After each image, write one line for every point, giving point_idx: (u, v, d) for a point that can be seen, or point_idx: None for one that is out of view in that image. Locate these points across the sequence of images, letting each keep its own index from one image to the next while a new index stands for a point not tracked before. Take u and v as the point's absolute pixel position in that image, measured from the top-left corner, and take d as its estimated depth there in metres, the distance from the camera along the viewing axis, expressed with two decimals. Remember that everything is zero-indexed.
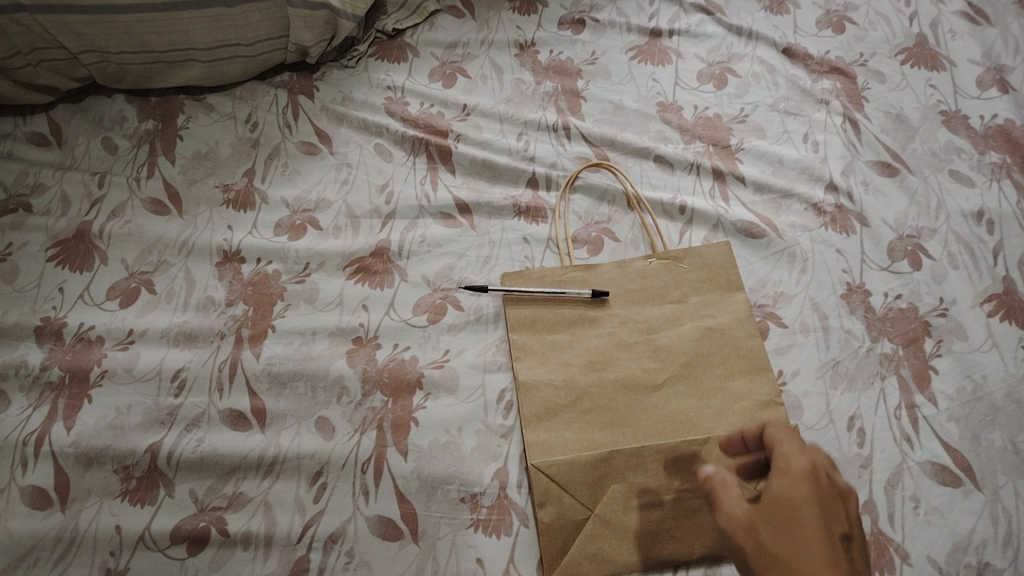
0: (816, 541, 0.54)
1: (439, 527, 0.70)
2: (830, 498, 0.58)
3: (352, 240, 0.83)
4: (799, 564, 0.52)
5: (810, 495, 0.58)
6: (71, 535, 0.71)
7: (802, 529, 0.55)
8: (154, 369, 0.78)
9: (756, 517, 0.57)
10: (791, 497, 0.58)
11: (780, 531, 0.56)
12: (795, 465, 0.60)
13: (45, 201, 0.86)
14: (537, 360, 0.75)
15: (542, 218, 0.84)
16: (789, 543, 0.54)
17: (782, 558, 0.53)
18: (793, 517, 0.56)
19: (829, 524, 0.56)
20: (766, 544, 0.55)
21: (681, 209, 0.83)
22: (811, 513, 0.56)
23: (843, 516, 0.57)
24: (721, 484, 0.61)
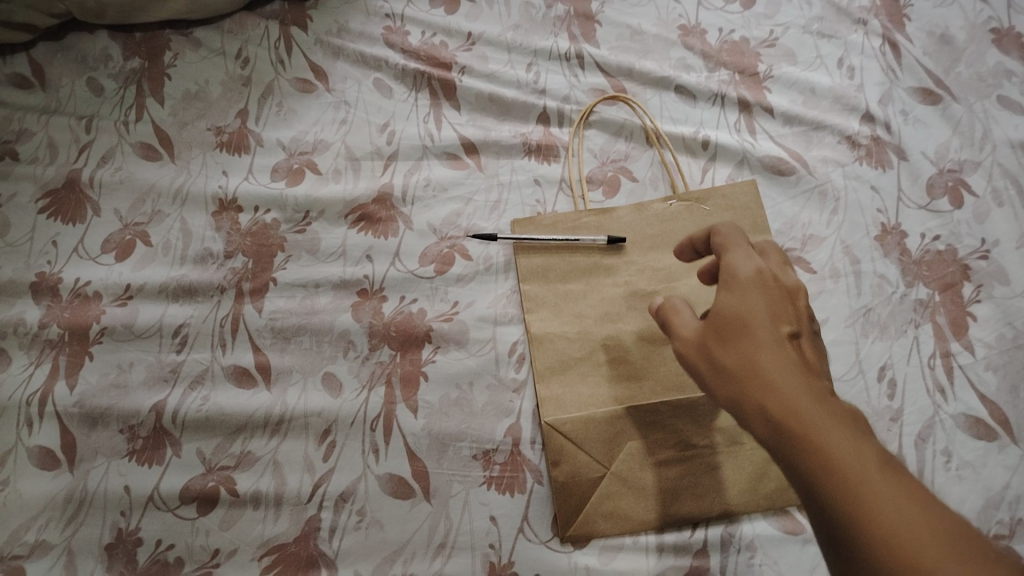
0: (771, 351, 0.51)
1: (452, 485, 0.68)
2: (777, 300, 0.55)
3: (353, 185, 0.78)
4: (758, 379, 0.49)
5: (759, 300, 0.54)
6: (80, 496, 0.70)
7: (754, 338, 0.52)
8: (155, 324, 0.75)
9: (708, 333, 0.54)
10: (739, 306, 0.54)
11: (732, 347, 0.52)
12: (741, 273, 0.56)
13: (31, 148, 0.81)
14: (550, 311, 0.72)
15: (554, 157, 0.79)
16: (744, 358, 0.51)
17: (740, 378, 0.50)
18: (745, 328, 0.53)
19: (779, 326, 0.53)
20: (720, 361, 0.52)
21: (704, 145, 0.78)
22: (760, 320, 0.53)
23: (789, 314, 0.54)
24: (674, 307, 0.58)
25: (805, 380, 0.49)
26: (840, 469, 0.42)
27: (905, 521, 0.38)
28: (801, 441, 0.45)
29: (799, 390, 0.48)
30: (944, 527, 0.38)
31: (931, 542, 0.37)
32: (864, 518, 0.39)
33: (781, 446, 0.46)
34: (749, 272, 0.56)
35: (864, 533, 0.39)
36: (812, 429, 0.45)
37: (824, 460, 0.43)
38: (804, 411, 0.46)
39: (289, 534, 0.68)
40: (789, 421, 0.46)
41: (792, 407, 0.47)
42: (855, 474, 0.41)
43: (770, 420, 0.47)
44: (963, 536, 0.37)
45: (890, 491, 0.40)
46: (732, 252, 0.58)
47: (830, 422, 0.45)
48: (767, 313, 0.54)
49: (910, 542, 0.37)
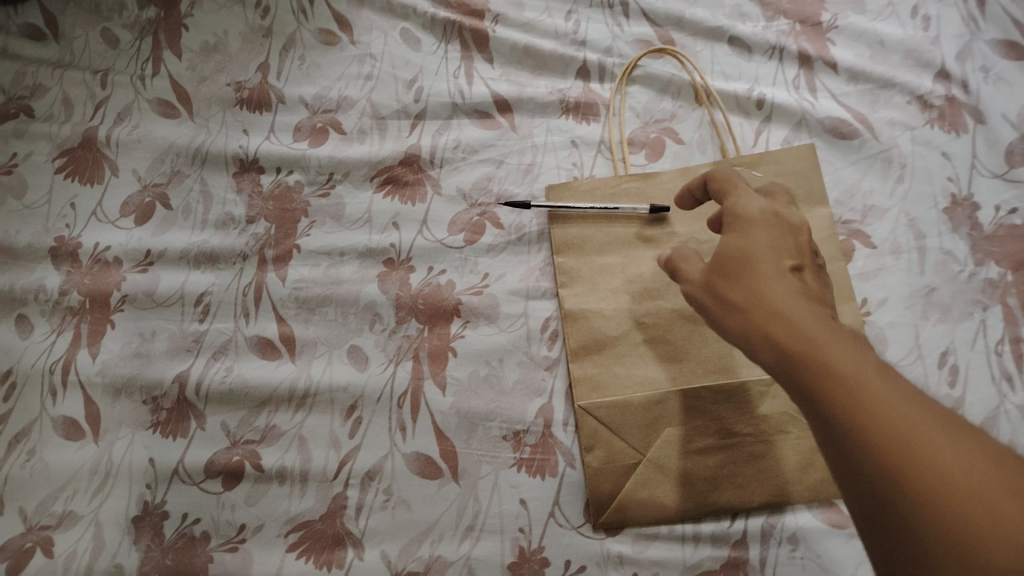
0: (777, 282, 0.49)
1: (480, 465, 0.66)
2: (783, 233, 0.53)
3: (379, 146, 0.74)
4: (764, 311, 0.47)
5: (766, 236, 0.52)
6: (107, 467, 0.69)
7: (760, 271, 0.50)
8: (176, 292, 0.72)
9: (714, 274, 0.52)
10: (746, 243, 0.52)
11: (739, 282, 0.50)
12: (748, 211, 0.53)
13: (46, 105, 0.78)
14: (586, 286, 0.68)
15: (594, 116, 0.73)
16: (750, 292, 0.49)
17: (748, 311, 0.48)
18: (750, 265, 0.50)
19: (783, 257, 0.51)
20: (728, 298, 0.50)
21: (759, 104, 0.71)
22: (767, 254, 0.51)
23: (798, 245, 0.52)
24: (682, 259, 0.56)
25: (811, 308, 0.47)
26: (849, 388, 0.40)
27: (922, 434, 0.36)
28: (810, 365, 0.42)
29: (807, 317, 0.46)
30: (961, 437, 0.36)
31: (949, 451, 0.35)
32: (878, 432, 0.37)
33: (789, 374, 0.44)
34: (755, 212, 0.54)
35: (878, 447, 0.37)
36: (820, 353, 0.43)
37: (831, 381, 0.41)
38: (813, 336, 0.44)
39: (315, 511, 0.66)
40: (797, 346, 0.44)
41: (799, 333, 0.45)
42: (867, 391, 0.39)
43: (776, 349, 0.45)
44: (980, 444, 0.36)
45: (903, 405, 0.38)
46: (738, 195, 0.55)
47: (839, 346, 0.43)
48: (773, 248, 0.51)
49: (928, 452, 0.36)
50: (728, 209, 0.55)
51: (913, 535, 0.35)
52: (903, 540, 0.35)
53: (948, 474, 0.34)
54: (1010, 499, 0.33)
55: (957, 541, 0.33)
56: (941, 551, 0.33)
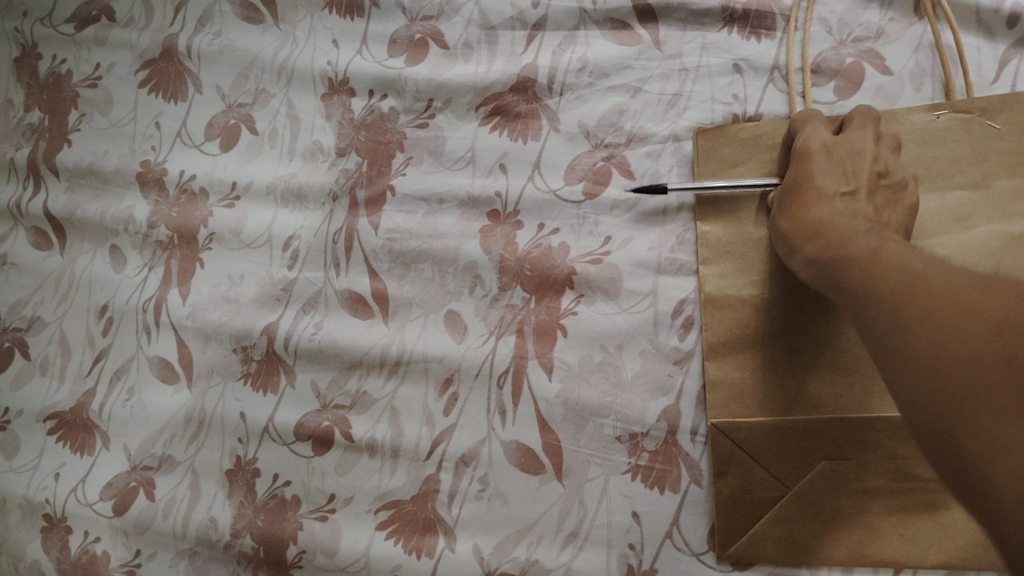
0: (827, 202, 0.45)
1: (589, 467, 0.56)
2: (846, 159, 0.46)
3: (487, 65, 0.61)
4: (811, 231, 0.44)
5: (824, 162, 0.47)
6: (199, 416, 0.65)
7: (806, 193, 0.46)
8: (264, 233, 0.65)
9: (774, 208, 0.49)
10: (799, 166, 0.47)
11: (791, 208, 0.47)
12: (806, 141, 0.48)
13: (126, 5, 0.70)
14: (736, 265, 0.53)
15: (767, 31, 0.55)
16: (798, 217, 0.46)
17: (796, 241, 0.45)
18: (801, 190, 0.47)
19: (835, 180, 0.46)
20: (780, 229, 0.47)
21: (1010, 20, 0.51)
22: (818, 178, 0.46)
23: (859, 168, 0.46)
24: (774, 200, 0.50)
25: (863, 224, 0.43)
26: (871, 266, 0.38)
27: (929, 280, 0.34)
28: (841, 258, 0.41)
29: (847, 217, 0.44)
30: (967, 274, 0.34)
31: (947, 284, 0.33)
32: (885, 292, 0.36)
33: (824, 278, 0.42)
34: (815, 139, 0.48)
35: (884, 305, 0.35)
36: (850, 246, 0.41)
37: (855, 269, 0.39)
38: (845, 237, 0.42)
39: (407, 491, 0.60)
40: (830, 250, 0.42)
41: (834, 236, 0.43)
42: (884, 265, 0.38)
43: (812, 260, 0.44)
44: (985, 274, 0.33)
45: (914, 263, 0.36)
46: (804, 125, 0.49)
47: (872, 237, 0.41)
48: (830, 167, 0.46)
49: (930, 291, 0.33)
50: (794, 142, 0.49)
51: (906, 362, 0.32)
52: (898, 370, 0.33)
53: (943, 302, 0.32)
54: (995, 297, 0.31)
55: (948, 353, 0.31)
56: (929, 360, 0.31)
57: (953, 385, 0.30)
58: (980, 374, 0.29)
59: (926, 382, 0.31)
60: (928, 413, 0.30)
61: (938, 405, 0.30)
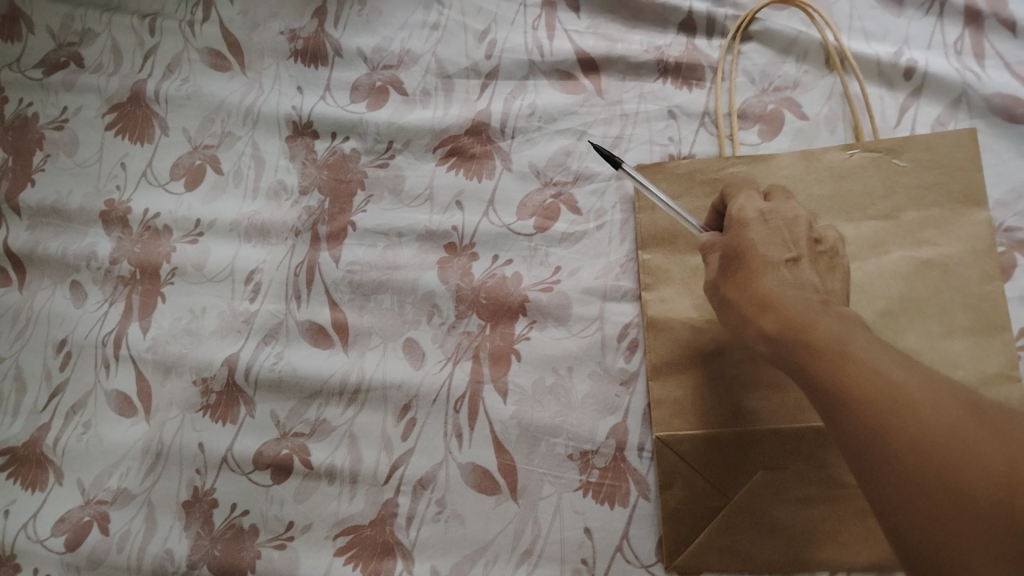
0: (773, 273, 0.46)
1: (542, 485, 0.59)
2: (782, 226, 0.48)
3: (443, 110, 0.65)
4: (762, 304, 0.45)
5: (761, 230, 0.48)
6: (157, 448, 0.66)
7: (752, 262, 0.47)
8: (226, 267, 0.68)
9: (717, 274, 0.49)
10: (743, 235, 0.48)
11: (734, 276, 0.48)
12: (742, 211, 0.50)
13: (95, 53, 0.73)
14: (675, 290, 0.58)
15: (697, 82, 0.61)
16: (745, 287, 0.46)
17: (745, 311, 0.46)
18: (746, 258, 0.47)
19: (779, 250, 0.47)
20: (726, 297, 0.48)
21: (907, 73, 0.57)
22: (760, 248, 0.47)
23: (797, 237, 0.48)
24: (711, 246, 0.51)
25: (810, 300, 0.44)
26: (836, 358, 0.39)
27: (907, 395, 0.36)
28: (800, 342, 0.41)
29: (793, 292, 0.45)
30: (943, 390, 0.36)
31: (930, 402, 0.35)
32: (858, 397, 0.37)
33: (779, 353, 0.43)
34: (751, 209, 0.50)
35: (859, 410, 0.36)
36: (808, 327, 0.42)
37: (816, 355, 0.40)
38: (800, 316, 0.43)
39: (365, 516, 0.62)
40: (787, 330, 0.42)
41: (789, 315, 0.43)
42: (851, 359, 0.39)
43: (764, 333, 0.44)
44: (963, 397, 0.35)
45: (882, 362, 0.38)
46: (737, 196, 0.51)
47: (830, 322, 0.42)
48: (772, 238, 0.48)
49: (912, 411, 0.35)
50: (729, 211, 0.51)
51: (894, 487, 0.34)
52: (886, 492, 0.34)
53: (929, 431, 0.34)
54: (985, 435, 0.33)
55: (942, 486, 0.32)
56: (923, 493, 0.33)
57: (952, 528, 0.32)
58: (982, 526, 0.31)
59: (922, 517, 0.33)
60: (927, 552, 0.32)
61: (939, 548, 0.32)
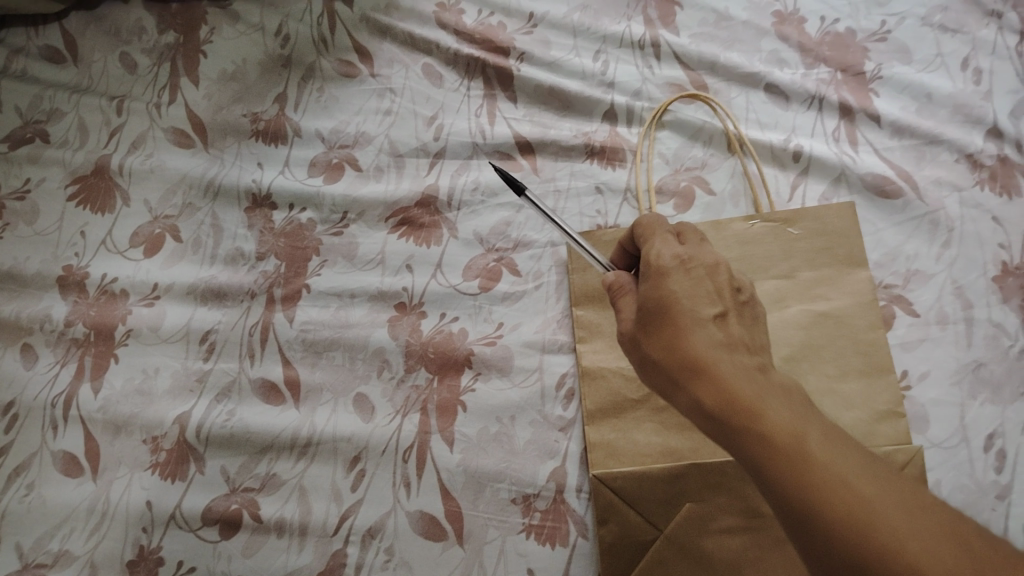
0: (701, 333, 0.45)
1: (487, 529, 0.62)
2: (704, 276, 0.47)
3: (395, 185, 0.72)
4: (698, 373, 0.43)
5: (681, 279, 0.47)
6: (103, 507, 0.67)
7: (679, 321, 0.45)
8: (182, 329, 0.71)
9: (637, 327, 0.48)
10: (664, 289, 0.47)
11: (660, 335, 0.46)
12: (660, 258, 0.49)
13: (61, 130, 0.77)
14: (606, 342, 0.64)
15: (620, 162, 0.69)
16: (672, 347, 0.45)
17: (676, 374, 0.44)
18: (671, 316, 0.46)
19: (705, 305, 0.46)
20: (650, 358, 0.46)
21: (795, 156, 0.67)
22: (685, 302, 0.46)
23: (719, 287, 0.47)
24: (615, 283, 0.51)
25: (743, 365, 0.43)
26: (799, 463, 0.38)
27: (881, 516, 0.35)
28: (749, 426, 0.40)
29: (726, 358, 0.43)
30: (914, 507, 0.35)
31: (906, 524, 0.35)
32: (828, 513, 0.36)
33: (721, 434, 0.41)
34: (669, 255, 0.49)
35: (833, 525, 0.36)
36: (756, 407, 0.40)
37: (775, 454, 0.38)
38: (739, 387, 0.41)
39: (313, 567, 0.63)
40: (730, 409, 0.41)
41: (730, 391, 0.41)
42: (815, 463, 0.37)
43: (699, 404, 0.42)
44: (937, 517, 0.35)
45: (845, 464, 0.37)
46: (652, 239, 0.50)
47: (779, 407, 0.40)
48: (695, 291, 0.47)
49: (893, 538, 0.34)
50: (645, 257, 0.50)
51: None
52: None
53: (912, 559, 0.34)
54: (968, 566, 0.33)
55: None
56: None
57: None
58: None
59: None
60: None
61: None
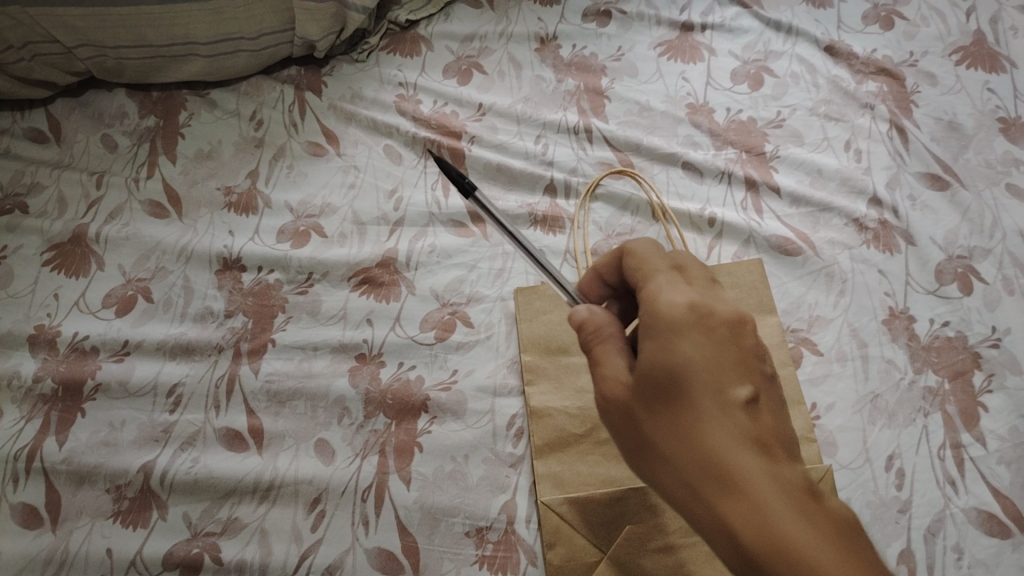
0: (724, 432, 0.41)
1: (442, 562, 0.66)
2: (722, 341, 0.43)
3: (358, 248, 0.79)
4: (726, 487, 0.39)
5: (697, 341, 0.43)
6: (61, 557, 0.67)
7: (699, 408, 0.41)
8: (149, 382, 0.74)
9: (636, 399, 0.44)
10: (676, 358, 0.43)
11: (671, 423, 0.42)
12: (670, 307, 0.44)
13: (41, 202, 0.83)
14: (551, 384, 0.71)
15: (560, 228, 0.78)
16: (688, 443, 0.41)
17: (695, 478, 0.41)
18: (688, 399, 0.42)
19: (726, 381, 0.42)
20: (657, 446, 0.43)
21: (710, 222, 0.77)
22: (703, 379, 0.42)
23: (738, 356, 0.43)
24: (592, 323, 0.48)
25: (772, 477, 0.40)
26: None
27: None
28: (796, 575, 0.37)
29: (757, 464, 0.40)
30: None
31: None
32: None
33: (749, 563, 0.39)
34: (681, 305, 0.44)
35: None
36: (798, 549, 0.37)
37: None
38: (774, 515, 0.38)
39: None
40: (768, 546, 0.38)
41: (765, 518, 0.38)
42: None
43: (722, 520, 0.39)
44: None
45: None
46: (657, 282, 0.46)
47: (822, 541, 0.37)
48: (714, 361, 0.43)
49: None
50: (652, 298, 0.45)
51: None
52: None
53: None
54: None
55: None
56: None
57: None
58: None
59: None
60: None
61: None
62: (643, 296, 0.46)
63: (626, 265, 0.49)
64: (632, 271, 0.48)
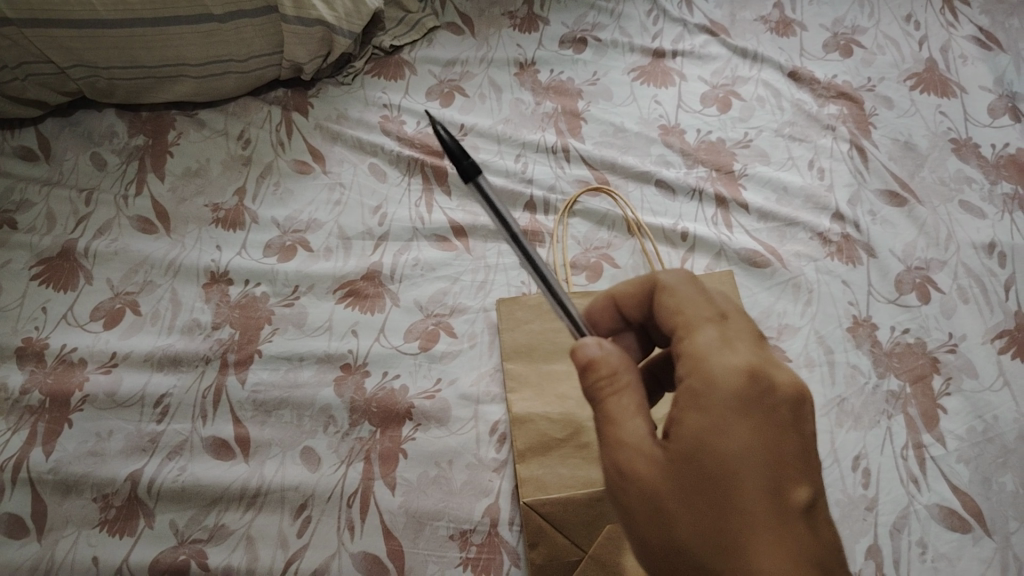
0: (764, 540, 0.40)
1: (426, 564, 0.67)
2: (770, 431, 0.43)
3: (344, 262, 0.81)
4: None
5: (744, 428, 0.42)
6: (46, 566, 0.67)
7: (742, 506, 0.41)
8: (137, 393, 0.75)
9: (665, 482, 0.42)
10: (723, 445, 0.42)
11: (707, 519, 0.41)
12: (718, 377, 0.43)
13: (30, 218, 0.84)
14: (533, 392, 0.72)
15: (539, 242, 0.81)
16: (722, 544, 0.41)
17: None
18: (731, 494, 0.41)
19: (771, 480, 0.42)
20: (684, 540, 0.42)
21: (683, 236, 0.80)
22: (749, 476, 0.41)
23: (786, 453, 0.43)
24: (614, 373, 0.44)
25: None
26: None
27: None
28: None
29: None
30: None
31: None
32: None
33: None
34: (732, 383, 0.43)
35: None
36: None
37: None
38: None
39: None
40: None
41: None
42: None
43: None
44: None
45: None
46: (703, 347, 0.44)
47: None
48: (761, 455, 0.42)
49: None
50: (698, 363, 0.44)
51: None
52: None
53: None
54: None
55: None
56: None
57: None
58: None
59: None
60: None
61: None
62: (686, 360, 0.44)
63: (660, 310, 0.47)
64: (669, 315, 0.47)
